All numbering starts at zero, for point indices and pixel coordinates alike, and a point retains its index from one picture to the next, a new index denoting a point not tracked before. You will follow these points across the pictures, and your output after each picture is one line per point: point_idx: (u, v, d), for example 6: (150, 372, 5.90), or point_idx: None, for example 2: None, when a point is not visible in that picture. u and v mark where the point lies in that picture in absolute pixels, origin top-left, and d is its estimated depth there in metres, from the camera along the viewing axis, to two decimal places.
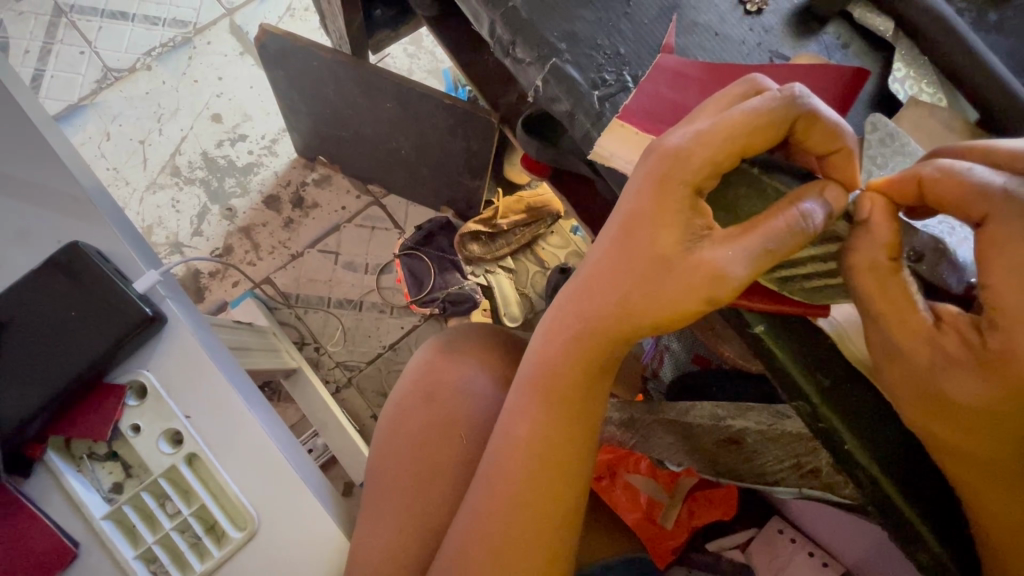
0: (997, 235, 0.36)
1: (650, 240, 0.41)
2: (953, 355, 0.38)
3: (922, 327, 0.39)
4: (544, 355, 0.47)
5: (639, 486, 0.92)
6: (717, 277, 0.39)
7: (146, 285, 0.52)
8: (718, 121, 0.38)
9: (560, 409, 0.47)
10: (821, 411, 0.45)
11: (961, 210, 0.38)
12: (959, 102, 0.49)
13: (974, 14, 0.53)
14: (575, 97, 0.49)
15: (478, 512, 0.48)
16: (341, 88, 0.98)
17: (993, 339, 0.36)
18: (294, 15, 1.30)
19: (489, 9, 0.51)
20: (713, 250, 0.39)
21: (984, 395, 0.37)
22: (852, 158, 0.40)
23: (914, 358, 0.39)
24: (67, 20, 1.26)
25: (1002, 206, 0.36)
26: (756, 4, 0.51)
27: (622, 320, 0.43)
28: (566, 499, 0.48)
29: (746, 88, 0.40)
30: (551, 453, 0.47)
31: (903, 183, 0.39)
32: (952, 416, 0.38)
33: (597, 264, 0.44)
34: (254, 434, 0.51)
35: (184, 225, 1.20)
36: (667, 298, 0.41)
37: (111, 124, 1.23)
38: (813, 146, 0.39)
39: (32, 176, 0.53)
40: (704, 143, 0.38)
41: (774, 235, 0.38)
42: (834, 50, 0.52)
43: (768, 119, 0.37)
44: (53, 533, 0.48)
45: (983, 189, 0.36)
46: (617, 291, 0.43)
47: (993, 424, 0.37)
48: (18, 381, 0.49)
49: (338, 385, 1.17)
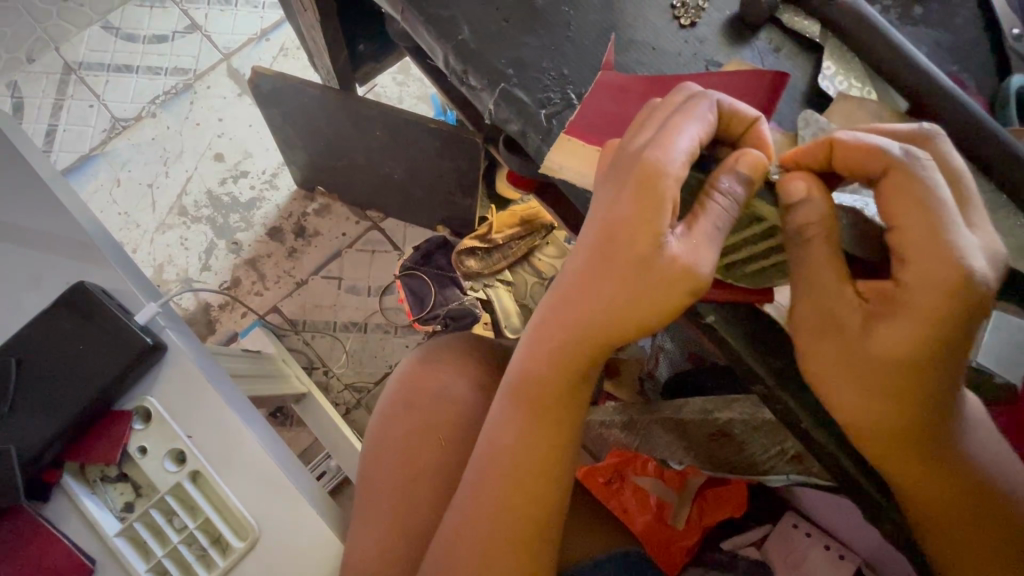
0: (903, 179, 0.39)
1: (627, 243, 0.42)
2: (879, 315, 0.40)
3: (850, 296, 0.41)
4: (529, 363, 0.49)
5: (648, 487, 0.94)
6: (691, 272, 0.41)
7: (147, 315, 0.56)
8: (669, 125, 0.41)
9: (545, 414, 0.49)
10: (776, 393, 0.47)
11: (866, 168, 0.40)
12: (889, 94, 0.52)
13: (899, 10, 0.56)
14: (524, 116, 0.53)
15: (470, 518, 0.50)
16: (332, 121, 1.02)
17: (901, 277, 0.39)
18: (287, 54, 1.38)
19: (442, 43, 0.55)
20: (682, 246, 0.41)
21: (909, 343, 0.39)
22: (766, 133, 0.43)
23: (842, 323, 0.41)
24: (76, 76, 1.34)
25: (901, 164, 0.39)
26: (689, 17, 0.55)
27: (604, 323, 0.45)
28: (552, 499, 0.50)
29: (682, 98, 0.43)
30: (533, 453, 0.50)
31: (817, 151, 0.42)
32: (883, 377, 0.40)
33: (577, 272, 0.45)
34: (253, 448, 0.55)
35: (193, 261, 1.25)
36: (649, 297, 0.42)
37: (120, 170, 1.30)
38: (734, 131, 0.44)
39: (44, 226, 0.58)
40: (663, 144, 0.40)
41: (721, 216, 0.40)
42: (767, 55, 0.55)
43: (707, 122, 0.42)
44: (70, 551, 0.53)
45: (880, 149, 0.39)
46: (602, 299, 0.44)
47: (915, 375, 0.40)
48: (33, 414, 0.54)
49: (349, 406, 1.21)
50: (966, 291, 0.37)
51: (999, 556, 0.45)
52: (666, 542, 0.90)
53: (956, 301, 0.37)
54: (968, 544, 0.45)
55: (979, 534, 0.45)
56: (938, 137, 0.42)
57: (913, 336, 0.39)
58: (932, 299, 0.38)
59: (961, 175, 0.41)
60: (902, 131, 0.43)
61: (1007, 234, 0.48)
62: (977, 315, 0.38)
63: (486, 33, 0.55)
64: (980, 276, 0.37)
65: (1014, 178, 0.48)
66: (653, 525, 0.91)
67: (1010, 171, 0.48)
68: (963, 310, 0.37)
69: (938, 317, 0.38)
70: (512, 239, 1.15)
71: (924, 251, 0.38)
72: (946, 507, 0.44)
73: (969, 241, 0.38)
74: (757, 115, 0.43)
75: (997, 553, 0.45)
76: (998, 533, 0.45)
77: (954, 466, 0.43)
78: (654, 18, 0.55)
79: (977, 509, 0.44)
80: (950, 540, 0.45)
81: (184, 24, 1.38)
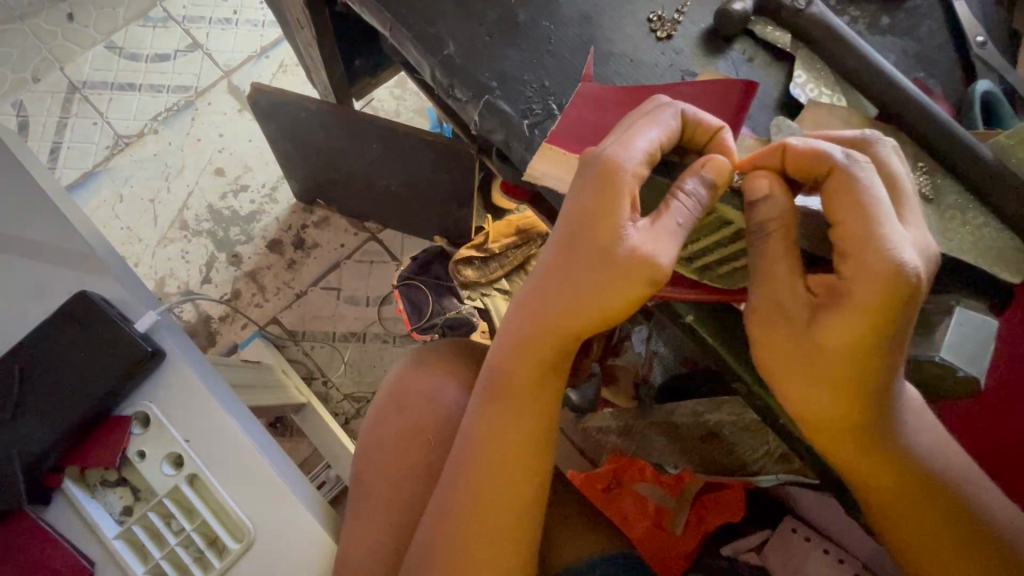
0: (845, 179, 0.41)
1: (592, 239, 0.44)
2: (826, 305, 0.42)
3: (800, 291, 0.43)
4: (505, 359, 0.51)
5: (647, 494, 0.92)
6: (651, 264, 0.42)
7: (147, 324, 0.58)
8: (630, 129, 0.44)
9: (520, 409, 0.51)
10: (755, 389, 0.50)
11: (815, 172, 0.42)
12: (858, 101, 0.54)
13: (868, 19, 0.58)
14: (507, 127, 0.55)
15: (452, 511, 0.51)
16: (329, 134, 1.04)
17: (843, 269, 0.41)
18: (287, 71, 1.41)
19: (428, 58, 0.58)
20: (642, 238, 0.42)
21: (848, 332, 0.41)
22: (727, 140, 0.45)
23: (789, 315, 0.43)
24: (80, 95, 1.37)
25: (842, 166, 0.41)
26: (665, 30, 0.58)
27: (572, 317, 0.46)
28: (530, 492, 0.52)
29: (647, 105, 0.45)
30: (507, 447, 0.51)
31: (770, 154, 0.44)
32: (829, 363, 0.42)
33: (548, 268, 0.47)
34: (247, 451, 0.57)
35: (194, 274, 1.28)
36: (612, 289, 0.44)
37: (122, 186, 1.33)
38: (698, 138, 0.46)
39: (47, 238, 0.61)
40: (625, 146, 0.42)
41: (682, 212, 0.42)
42: (740, 65, 0.57)
43: (668, 127, 0.44)
44: (71, 554, 0.54)
45: (824, 154, 0.42)
46: (570, 292, 0.46)
47: (858, 361, 0.42)
48: (35, 421, 0.55)
49: (348, 417, 1.22)
50: (899, 284, 0.39)
51: (937, 527, 0.48)
52: (666, 549, 0.85)
53: (889, 294, 0.39)
54: (907, 518, 0.48)
55: (917, 506, 0.48)
56: (878, 143, 0.44)
57: (852, 325, 0.41)
58: (868, 292, 0.39)
59: (897, 177, 0.43)
60: (850, 139, 0.45)
61: (975, 234, 0.50)
62: (911, 305, 0.39)
63: (471, 48, 0.57)
64: (913, 269, 0.39)
65: (976, 178, 0.50)
66: (652, 531, 0.87)
67: (972, 171, 0.50)
68: (897, 301, 0.39)
69: (873, 308, 0.40)
70: (509, 248, 1.11)
71: (860, 244, 0.40)
72: (880, 480, 0.47)
73: (902, 237, 0.40)
74: (721, 124, 0.45)
75: (935, 529, 0.48)
76: (935, 505, 0.48)
77: (889, 444, 0.46)
78: (631, 32, 0.58)
79: (913, 483, 0.47)
80: (898, 518, 0.48)
81: (186, 43, 1.42)
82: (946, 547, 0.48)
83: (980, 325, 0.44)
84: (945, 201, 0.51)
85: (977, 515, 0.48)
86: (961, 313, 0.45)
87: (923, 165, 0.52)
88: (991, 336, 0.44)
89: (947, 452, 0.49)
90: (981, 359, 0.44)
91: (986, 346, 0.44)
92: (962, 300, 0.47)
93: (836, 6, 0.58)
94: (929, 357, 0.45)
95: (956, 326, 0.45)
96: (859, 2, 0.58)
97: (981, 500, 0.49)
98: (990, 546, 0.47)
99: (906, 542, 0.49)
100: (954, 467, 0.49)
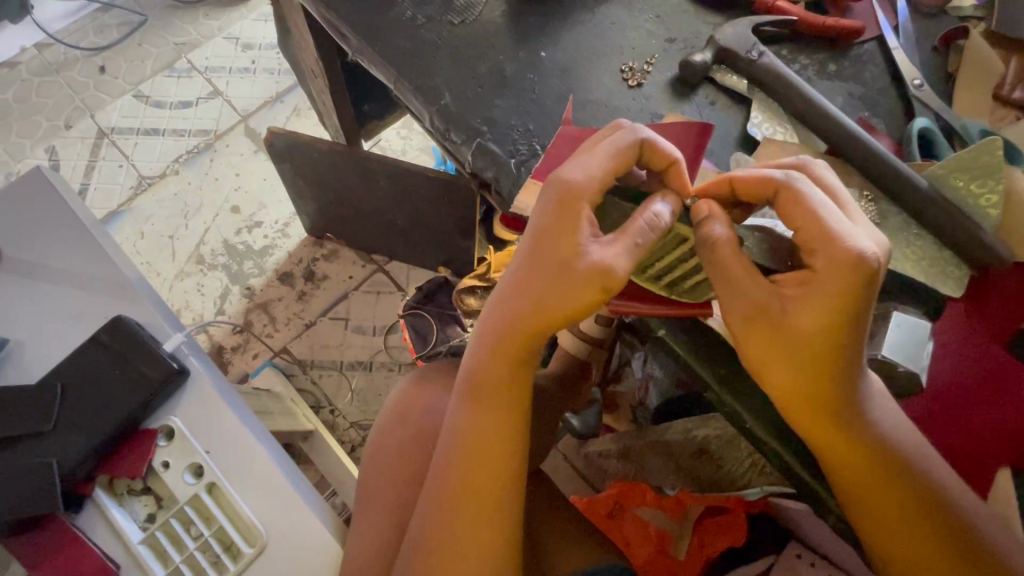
0: (791, 191, 0.47)
1: (554, 251, 0.50)
2: (792, 294, 0.47)
3: (764, 283, 0.48)
4: (479, 362, 0.56)
5: (649, 518, 0.90)
6: (606, 272, 0.48)
7: (174, 344, 0.64)
8: (593, 155, 0.50)
9: (497, 406, 0.56)
10: (718, 393, 0.56)
11: (761, 192, 0.49)
12: (809, 137, 0.61)
13: (815, 67, 0.65)
14: (497, 165, 0.62)
15: (435, 501, 0.56)
16: (339, 171, 1.12)
17: (814, 263, 0.46)
18: (300, 114, 1.52)
19: (427, 107, 0.65)
20: (601, 252, 0.48)
21: (819, 317, 0.46)
22: (682, 170, 0.51)
23: (762, 302, 0.47)
24: (108, 140, 1.49)
25: (785, 183, 0.47)
26: (636, 79, 0.65)
27: (534, 320, 0.51)
28: (501, 488, 0.55)
29: (606, 127, 0.52)
30: (484, 442, 0.56)
31: (717, 185, 0.52)
32: (803, 349, 0.47)
33: (513, 279, 0.53)
34: (262, 459, 0.62)
35: (209, 305, 1.35)
36: (567, 294, 0.49)
37: (144, 223, 1.42)
38: (655, 162, 0.52)
39: (87, 268, 0.68)
40: (583, 173, 0.49)
41: (640, 233, 0.48)
42: (703, 108, 0.64)
43: (626, 150, 0.50)
44: (99, 557, 0.59)
45: (766, 178, 0.48)
46: (529, 297, 0.51)
47: (831, 343, 0.47)
48: (71, 434, 0.61)
49: (354, 444, 1.26)
50: (862, 268, 0.44)
51: (905, 510, 0.51)
52: None
53: (855, 278, 0.44)
54: (882, 507, 0.51)
55: (888, 491, 0.51)
56: (809, 165, 0.51)
57: (821, 311, 0.46)
58: (836, 279, 0.45)
59: (836, 189, 0.49)
60: (789, 163, 0.52)
61: (911, 258, 0.56)
62: (870, 287, 0.45)
63: (464, 98, 0.65)
64: (870, 255, 0.44)
65: (913, 204, 0.56)
66: (657, 558, 0.86)
67: (909, 198, 0.56)
68: (862, 285, 0.45)
69: (843, 291, 0.45)
70: None
71: (820, 240, 0.46)
72: (861, 464, 0.50)
73: (857, 232, 0.46)
74: (675, 154, 0.51)
75: (908, 515, 0.51)
76: (905, 490, 0.51)
77: (862, 425, 0.50)
78: (605, 81, 0.66)
79: (882, 469, 0.51)
80: (872, 509, 0.51)
81: (207, 90, 1.54)
82: (919, 530, 0.51)
83: (917, 327, 0.53)
84: (887, 225, 0.57)
85: (938, 496, 0.52)
86: (898, 316, 0.53)
87: (868, 193, 0.58)
88: (922, 334, 0.53)
89: (912, 440, 0.53)
90: (913, 357, 0.53)
91: (916, 343, 0.53)
92: (896, 307, 0.55)
93: (787, 55, 0.66)
94: (877, 356, 0.53)
95: (893, 329, 0.53)
96: (808, 52, 0.66)
97: (945, 482, 0.53)
98: (952, 523, 0.51)
99: (876, 533, 0.51)
100: (916, 453, 0.52)
